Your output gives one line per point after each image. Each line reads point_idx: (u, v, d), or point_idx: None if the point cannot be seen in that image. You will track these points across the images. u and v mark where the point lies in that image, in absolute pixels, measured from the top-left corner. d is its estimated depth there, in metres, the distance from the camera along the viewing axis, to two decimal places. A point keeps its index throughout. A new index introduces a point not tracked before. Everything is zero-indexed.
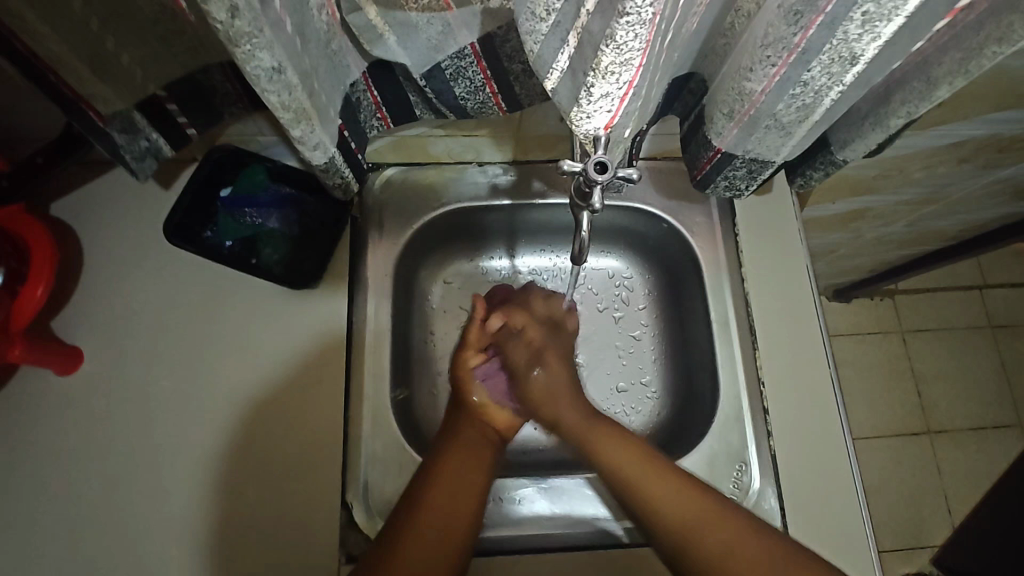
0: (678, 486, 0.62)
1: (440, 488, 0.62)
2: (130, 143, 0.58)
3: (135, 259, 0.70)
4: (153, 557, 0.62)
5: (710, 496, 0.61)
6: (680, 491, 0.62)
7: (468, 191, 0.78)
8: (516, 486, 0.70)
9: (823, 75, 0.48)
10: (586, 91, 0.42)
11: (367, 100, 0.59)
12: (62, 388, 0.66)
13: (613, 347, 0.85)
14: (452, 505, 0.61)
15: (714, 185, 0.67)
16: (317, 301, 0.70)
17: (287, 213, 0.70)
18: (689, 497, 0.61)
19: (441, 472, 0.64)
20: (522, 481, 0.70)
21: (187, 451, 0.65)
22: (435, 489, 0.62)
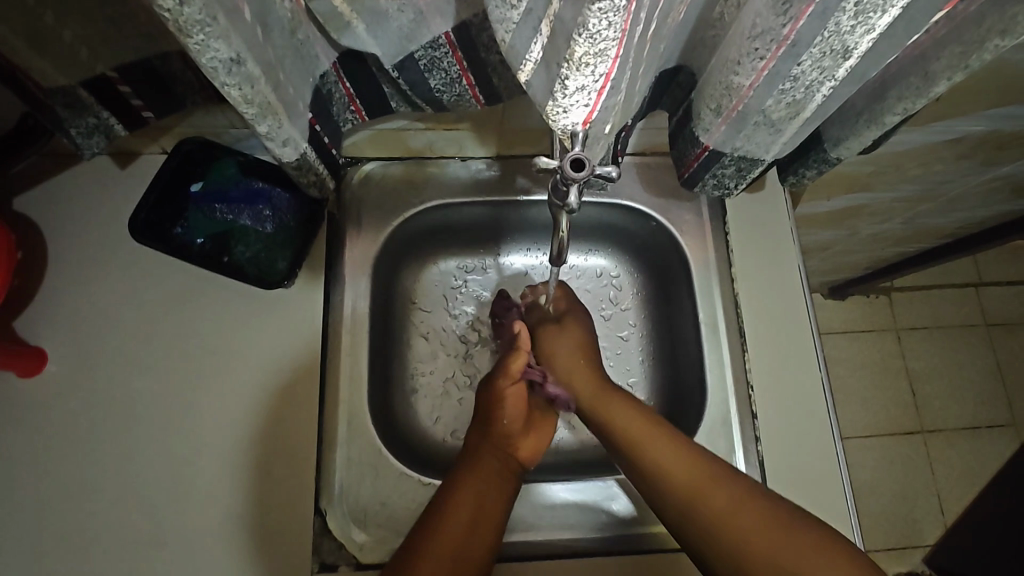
0: (680, 449, 0.59)
1: (462, 511, 0.57)
2: (75, 118, 0.56)
3: (101, 255, 0.68)
4: (119, 563, 0.61)
5: (717, 461, 0.58)
6: (683, 454, 0.58)
7: (450, 186, 0.75)
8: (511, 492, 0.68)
9: (814, 69, 0.45)
10: (561, 84, 0.39)
11: (339, 93, 0.56)
12: (23, 389, 0.64)
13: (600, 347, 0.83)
14: (482, 505, 0.59)
15: (703, 183, 0.65)
16: (292, 300, 0.68)
17: (259, 210, 0.68)
18: (693, 462, 0.57)
19: (471, 476, 0.61)
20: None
21: (156, 456, 0.63)
22: (465, 489, 0.59)
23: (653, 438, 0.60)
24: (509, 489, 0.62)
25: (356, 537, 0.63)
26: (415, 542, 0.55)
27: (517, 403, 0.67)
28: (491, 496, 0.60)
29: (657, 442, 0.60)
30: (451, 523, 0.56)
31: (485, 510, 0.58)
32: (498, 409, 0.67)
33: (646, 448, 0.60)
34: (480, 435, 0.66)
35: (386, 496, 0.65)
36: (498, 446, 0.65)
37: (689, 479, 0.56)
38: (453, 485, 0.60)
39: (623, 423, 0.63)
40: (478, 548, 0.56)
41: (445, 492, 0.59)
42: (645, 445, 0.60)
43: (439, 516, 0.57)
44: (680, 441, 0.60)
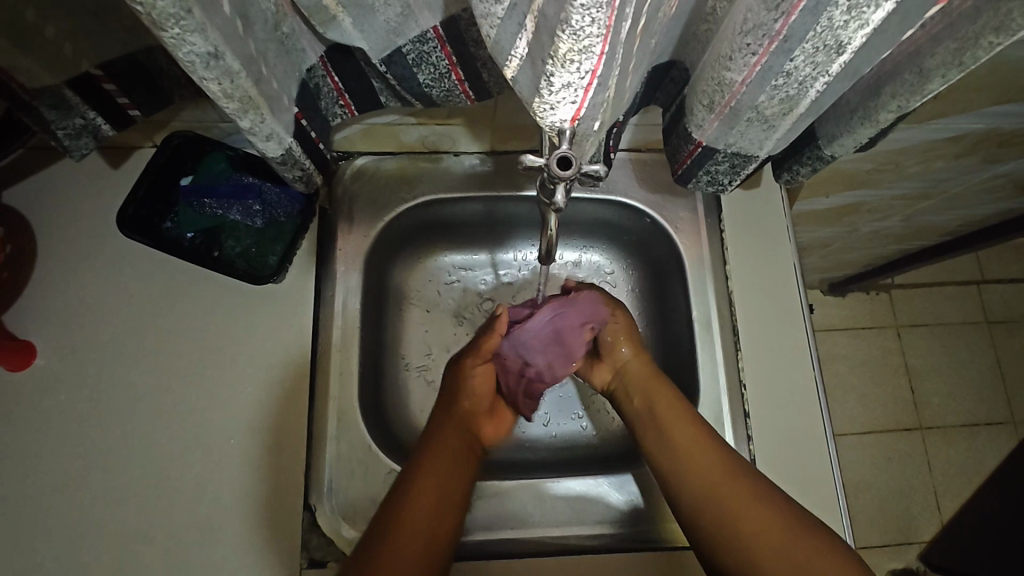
0: (717, 453, 0.60)
1: (428, 486, 0.58)
2: (62, 119, 0.54)
3: (90, 250, 0.67)
4: (109, 556, 0.61)
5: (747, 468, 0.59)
6: (722, 463, 0.59)
7: (443, 181, 0.74)
8: (493, 489, 0.68)
9: (807, 64, 0.44)
10: (547, 80, 0.39)
11: (327, 86, 0.56)
12: (12, 383, 0.64)
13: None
14: (443, 502, 0.58)
15: (696, 180, 0.64)
16: (281, 295, 0.68)
17: (249, 205, 0.67)
18: (726, 472, 0.58)
19: (432, 458, 0.61)
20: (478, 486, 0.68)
21: (146, 451, 0.63)
22: (428, 477, 0.59)
23: (689, 442, 0.61)
24: (466, 477, 0.62)
25: (346, 532, 0.63)
26: (383, 528, 0.55)
27: (484, 390, 0.68)
28: (449, 486, 0.60)
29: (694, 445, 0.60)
30: (421, 503, 0.57)
31: (447, 496, 0.59)
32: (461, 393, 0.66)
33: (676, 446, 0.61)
34: (445, 414, 0.65)
35: (376, 493, 0.65)
36: (462, 429, 0.65)
37: (719, 491, 0.57)
38: (414, 467, 0.60)
39: (670, 417, 0.63)
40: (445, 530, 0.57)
41: (405, 487, 0.58)
42: (686, 448, 0.60)
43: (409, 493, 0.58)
44: (725, 451, 0.60)
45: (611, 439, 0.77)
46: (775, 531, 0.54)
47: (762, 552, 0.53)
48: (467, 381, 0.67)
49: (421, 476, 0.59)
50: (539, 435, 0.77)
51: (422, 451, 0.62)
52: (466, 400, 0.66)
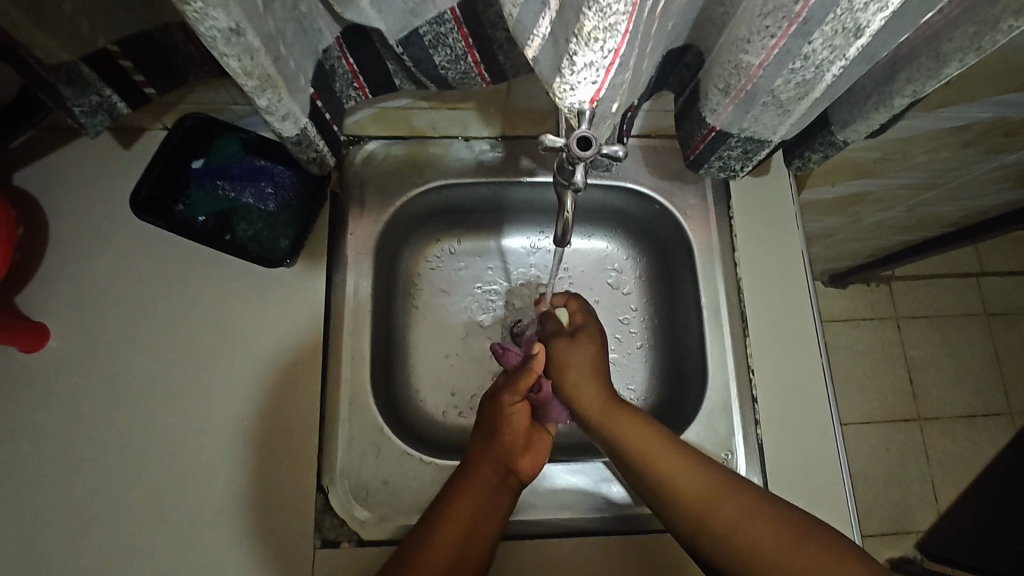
0: (687, 459, 0.57)
1: (458, 520, 0.58)
2: (78, 96, 0.53)
3: (102, 232, 0.67)
4: (124, 537, 0.61)
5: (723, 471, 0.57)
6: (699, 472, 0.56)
7: (454, 166, 0.75)
8: None
9: (825, 48, 0.44)
10: (569, 60, 0.39)
11: (342, 68, 0.56)
12: (26, 365, 0.64)
13: (605, 329, 0.83)
14: (472, 535, 0.57)
15: (708, 165, 0.64)
16: (293, 279, 0.68)
17: (261, 188, 0.67)
18: (701, 480, 0.55)
19: (470, 485, 0.60)
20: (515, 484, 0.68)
21: (159, 434, 0.64)
22: (459, 511, 0.58)
23: (670, 462, 0.57)
24: (504, 505, 0.61)
25: (357, 513, 0.64)
26: (413, 543, 0.57)
27: (522, 423, 0.65)
28: (481, 512, 0.59)
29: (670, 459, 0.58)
30: (456, 517, 0.58)
31: (478, 527, 0.58)
32: (504, 420, 0.65)
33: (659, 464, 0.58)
34: (482, 440, 0.64)
35: (387, 475, 0.66)
36: (498, 459, 0.63)
37: (699, 493, 0.54)
38: (445, 502, 0.59)
39: (637, 440, 0.60)
40: (473, 559, 0.57)
41: (443, 504, 0.59)
42: (657, 464, 0.58)
43: (439, 518, 0.58)
44: (697, 461, 0.57)
45: None
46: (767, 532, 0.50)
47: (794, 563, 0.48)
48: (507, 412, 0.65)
49: (451, 507, 0.58)
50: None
51: (459, 480, 0.61)
52: (509, 433, 0.64)
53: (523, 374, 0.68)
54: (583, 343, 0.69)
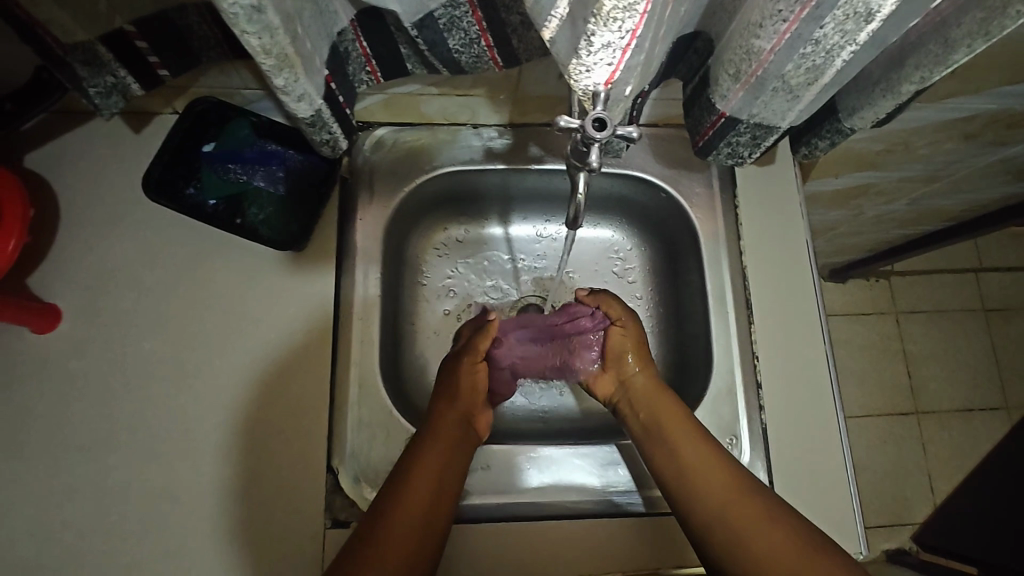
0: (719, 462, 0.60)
1: (420, 493, 0.58)
2: (94, 76, 0.54)
3: (114, 214, 0.68)
4: (135, 515, 0.61)
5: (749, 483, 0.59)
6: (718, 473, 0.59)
7: (462, 154, 0.75)
8: (506, 455, 0.69)
9: (836, 32, 0.45)
10: (586, 40, 0.39)
11: (355, 51, 0.56)
12: (38, 346, 0.64)
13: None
14: (434, 504, 0.58)
15: (716, 152, 0.65)
16: (302, 262, 0.68)
17: (273, 171, 0.68)
18: (727, 485, 0.58)
19: (430, 448, 0.61)
20: (507, 447, 0.70)
21: (169, 414, 0.64)
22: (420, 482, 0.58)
23: (700, 458, 0.60)
24: (459, 468, 0.62)
25: (368, 495, 0.64)
26: (379, 510, 0.56)
27: (480, 382, 0.68)
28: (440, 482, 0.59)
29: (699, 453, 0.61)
30: (417, 491, 0.58)
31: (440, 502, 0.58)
32: (462, 381, 0.67)
33: (689, 452, 0.61)
34: (444, 399, 0.66)
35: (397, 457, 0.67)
36: (459, 413, 0.65)
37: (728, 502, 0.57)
38: (408, 466, 0.60)
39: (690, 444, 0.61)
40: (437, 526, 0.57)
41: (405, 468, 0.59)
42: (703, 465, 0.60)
43: (405, 481, 0.58)
44: (733, 469, 0.59)
45: None
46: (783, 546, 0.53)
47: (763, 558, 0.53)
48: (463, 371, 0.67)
49: (413, 474, 0.59)
50: (543, 408, 0.80)
51: (423, 439, 0.62)
52: (466, 387, 0.67)
53: (483, 335, 0.69)
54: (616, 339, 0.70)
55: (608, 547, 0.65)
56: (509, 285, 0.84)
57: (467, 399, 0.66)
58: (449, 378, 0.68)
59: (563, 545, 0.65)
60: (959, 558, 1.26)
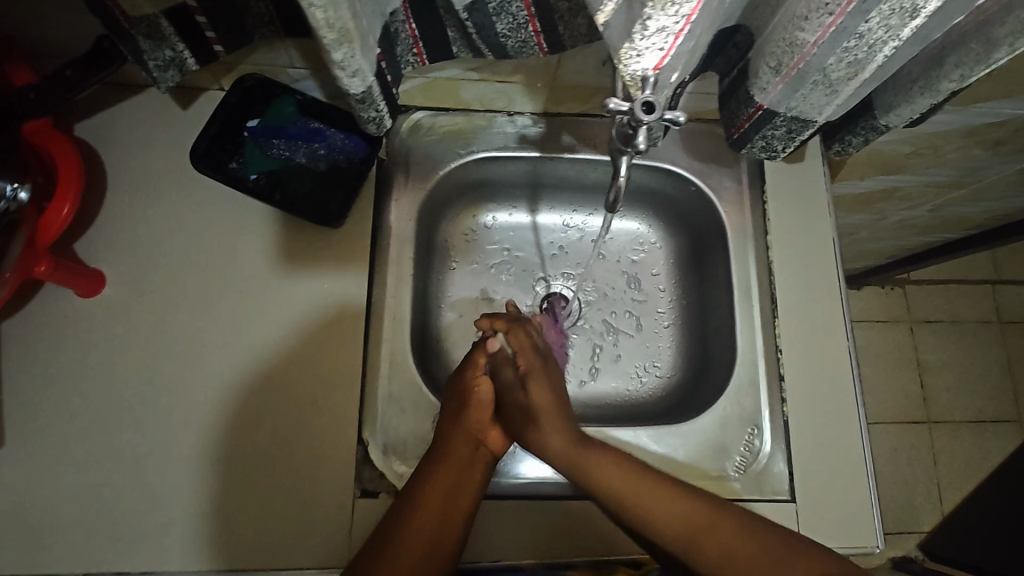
0: (675, 496, 0.57)
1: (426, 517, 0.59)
2: (154, 50, 0.55)
3: (159, 185, 0.69)
4: (169, 477, 0.63)
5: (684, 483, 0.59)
6: (679, 509, 0.57)
7: (496, 140, 0.77)
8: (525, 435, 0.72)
9: (880, 27, 0.46)
10: (642, 24, 0.41)
11: (405, 32, 0.57)
12: (83, 309, 0.66)
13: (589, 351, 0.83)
14: (444, 522, 0.59)
15: (750, 145, 0.66)
16: (339, 239, 0.70)
17: (315, 148, 0.70)
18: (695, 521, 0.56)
19: (443, 469, 0.62)
20: None
21: (206, 380, 0.66)
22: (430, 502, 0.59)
23: (655, 501, 0.57)
24: (478, 481, 0.63)
25: (396, 467, 0.66)
26: (389, 532, 0.58)
27: (484, 404, 0.66)
28: (456, 494, 0.61)
29: (648, 497, 0.58)
30: (423, 517, 0.59)
31: (445, 533, 0.59)
32: (467, 404, 0.65)
33: (637, 501, 0.58)
34: (451, 420, 0.65)
35: (425, 433, 0.68)
36: (470, 431, 0.65)
37: (676, 524, 0.56)
38: (416, 489, 0.60)
39: (612, 479, 0.59)
40: (448, 548, 0.58)
41: (413, 490, 0.61)
42: (633, 497, 0.58)
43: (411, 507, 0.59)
44: (697, 498, 0.57)
45: (641, 400, 0.81)
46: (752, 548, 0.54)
47: None
48: (473, 394, 0.66)
49: (426, 493, 0.60)
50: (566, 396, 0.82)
51: (431, 459, 0.62)
52: (473, 412, 0.65)
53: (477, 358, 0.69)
54: (540, 393, 0.65)
55: (619, 531, 0.67)
56: (535, 272, 0.85)
57: (477, 426, 0.65)
58: (455, 404, 0.66)
59: (576, 527, 0.66)
60: (957, 565, 1.25)
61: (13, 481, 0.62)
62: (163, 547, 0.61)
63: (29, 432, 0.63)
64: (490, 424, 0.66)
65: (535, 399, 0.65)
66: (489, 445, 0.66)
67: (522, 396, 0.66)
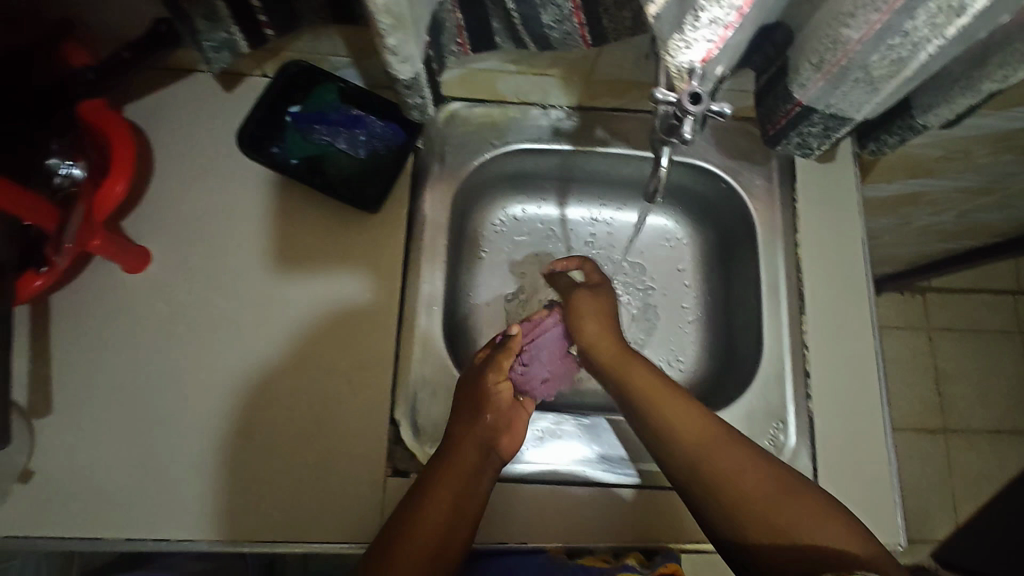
0: (694, 411, 0.60)
1: (432, 521, 0.57)
2: (210, 31, 0.58)
3: (203, 166, 0.71)
4: (207, 450, 0.65)
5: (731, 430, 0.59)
6: (699, 422, 0.59)
7: (530, 132, 0.78)
8: (550, 420, 0.73)
9: (926, 25, 0.47)
10: (694, 15, 0.43)
11: (451, 22, 0.59)
12: (127, 285, 0.68)
13: None
14: (451, 526, 0.58)
15: (786, 142, 0.68)
16: (375, 224, 0.71)
17: (355, 134, 0.71)
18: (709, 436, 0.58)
19: (448, 471, 0.60)
20: (559, 415, 0.74)
21: (243, 358, 0.67)
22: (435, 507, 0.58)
23: (678, 411, 0.60)
24: (483, 491, 0.61)
25: (427, 449, 0.67)
26: (396, 531, 0.57)
27: (504, 404, 0.65)
28: (463, 499, 0.59)
29: (672, 403, 0.61)
30: (429, 522, 0.57)
31: (450, 537, 0.57)
32: (484, 402, 0.64)
33: (661, 405, 0.61)
34: (464, 422, 0.63)
35: None
36: (481, 436, 0.62)
37: (699, 442, 0.58)
38: (423, 494, 0.59)
39: (643, 380, 0.64)
40: (454, 551, 0.57)
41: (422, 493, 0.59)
42: (655, 399, 0.62)
43: (418, 511, 0.58)
44: (714, 420, 0.60)
45: None
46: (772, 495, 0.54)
47: (757, 501, 0.54)
48: (489, 394, 0.65)
49: (432, 498, 0.58)
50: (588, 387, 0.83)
51: (440, 463, 0.60)
52: (489, 412, 0.64)
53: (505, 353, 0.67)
54: (597, 301, 0.72)
55: (640, 520, 0.67)
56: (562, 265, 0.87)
57: (491, 430, 0.63)
58: (470, 402, 0.65)
59: (596, 513, 0.67)
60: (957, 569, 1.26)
61: (58, 448, 0.64)
62: (201, 517, 0.63)
63: (74, 401, 0.65)
64: (504, 429, 0.64)
65: (590, 307, 0.72)
66: (501, 450, 0.64)
67: (580, 299, 0.73)
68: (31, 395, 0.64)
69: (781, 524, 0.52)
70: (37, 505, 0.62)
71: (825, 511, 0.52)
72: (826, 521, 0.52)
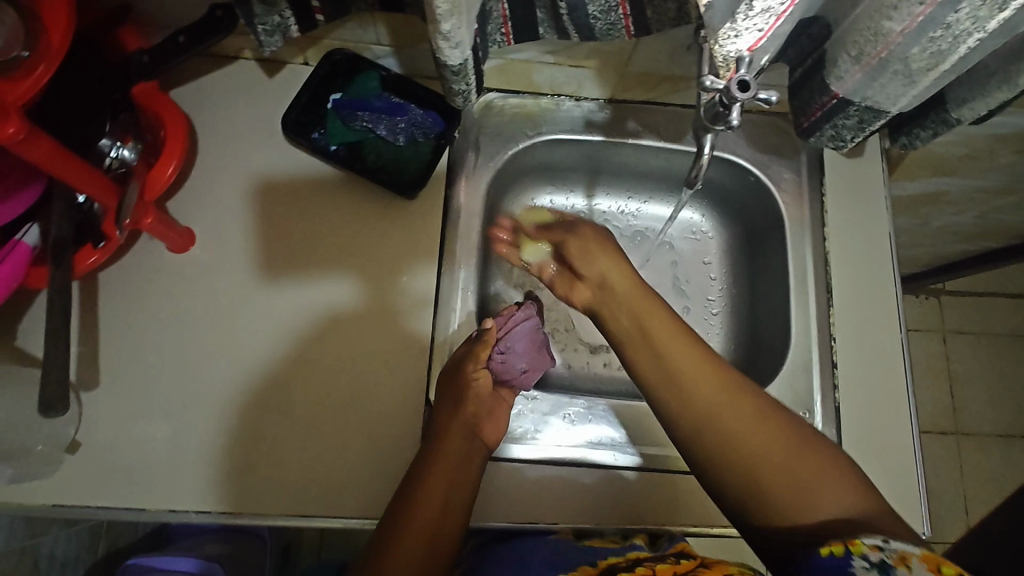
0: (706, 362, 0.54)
1: (427, 509, 0.56)
2: (265, 15, 0.59)
3: (245, 149, 0.73)
4: (247, 425, 0.66)
5: (744, 381, 0.54)
6: (714, 372, 0.54)
7: (562, 123, 0.79)
8: (572, 404, 0.73)
9: (969, 18, 0.48)
10: (748, 6, 0.44)
11: (497, 12, 0.61)
12: (171, 262, 0.70)
13: None
14: (447, 514, 0.57)
15: (819, 134, 0.70)
16: (412, 209, 0.73)
17: (396, 121, 0.72)
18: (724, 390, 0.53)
19: (435, 464, 0.59)
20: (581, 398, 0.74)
21: (283, 336, 0.69)
22: (429, 496, 0.57)
23: (692, 362, 0.54)
24: (473, 476, 0.60)
25: None
26: (392, 522, 0.56)
27: (484, 391, 0.65)
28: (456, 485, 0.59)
29: (686, 352, 0.55)
30: (423, 510, 0.56)
31: (443, 527, 0.56)
32: (466, 389, 0.64)
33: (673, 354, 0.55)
34: (450, 411, 0.63)
35: None
36: (467, 423, 0.62)
37: (715, 398, 0.53)
38: (416, 484, 0.58)
39: (652, 323, 0.57)
40: (449, 536, 0.56)
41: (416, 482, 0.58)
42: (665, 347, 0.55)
43: (412, 500, 0.57)
44: (727, 372, 0.54)
45: None
46: (781, 454, 0.50)
47: (770, 463, 0.50)
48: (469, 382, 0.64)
49: (427, 488, 0.57)
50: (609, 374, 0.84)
51: (428, 453, 0.60)
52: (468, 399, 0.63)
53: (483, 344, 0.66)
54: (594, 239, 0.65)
55: (659, 502, 0.69)
56: None
57: (473, 418, 0.63)
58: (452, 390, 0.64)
59: (617, 495, 0.69)
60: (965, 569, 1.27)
61: (104, 419, 0.65)
62: (243, 491, 0.64)
63: (119, 375, 0.66)
64: (489, 415, 0.65)
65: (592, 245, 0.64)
66: (485, 437, 0.63)
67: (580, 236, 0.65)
68: (79, 368, 0.66)
69: (788, 484, 0.49)
70: (83, 474, 0.64)
71: (842, 478, 0.50)
72: (837, 484, 0.49)
